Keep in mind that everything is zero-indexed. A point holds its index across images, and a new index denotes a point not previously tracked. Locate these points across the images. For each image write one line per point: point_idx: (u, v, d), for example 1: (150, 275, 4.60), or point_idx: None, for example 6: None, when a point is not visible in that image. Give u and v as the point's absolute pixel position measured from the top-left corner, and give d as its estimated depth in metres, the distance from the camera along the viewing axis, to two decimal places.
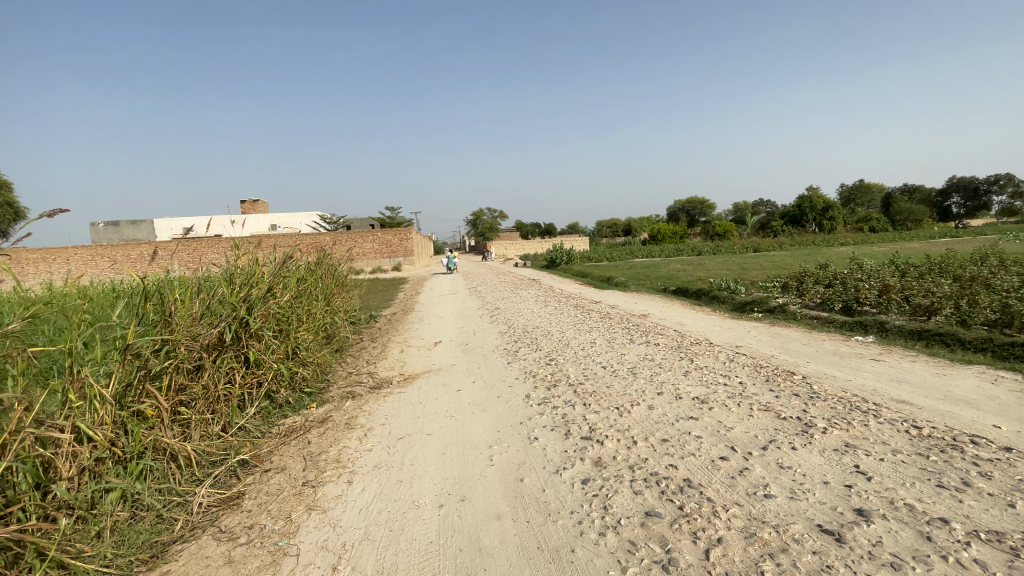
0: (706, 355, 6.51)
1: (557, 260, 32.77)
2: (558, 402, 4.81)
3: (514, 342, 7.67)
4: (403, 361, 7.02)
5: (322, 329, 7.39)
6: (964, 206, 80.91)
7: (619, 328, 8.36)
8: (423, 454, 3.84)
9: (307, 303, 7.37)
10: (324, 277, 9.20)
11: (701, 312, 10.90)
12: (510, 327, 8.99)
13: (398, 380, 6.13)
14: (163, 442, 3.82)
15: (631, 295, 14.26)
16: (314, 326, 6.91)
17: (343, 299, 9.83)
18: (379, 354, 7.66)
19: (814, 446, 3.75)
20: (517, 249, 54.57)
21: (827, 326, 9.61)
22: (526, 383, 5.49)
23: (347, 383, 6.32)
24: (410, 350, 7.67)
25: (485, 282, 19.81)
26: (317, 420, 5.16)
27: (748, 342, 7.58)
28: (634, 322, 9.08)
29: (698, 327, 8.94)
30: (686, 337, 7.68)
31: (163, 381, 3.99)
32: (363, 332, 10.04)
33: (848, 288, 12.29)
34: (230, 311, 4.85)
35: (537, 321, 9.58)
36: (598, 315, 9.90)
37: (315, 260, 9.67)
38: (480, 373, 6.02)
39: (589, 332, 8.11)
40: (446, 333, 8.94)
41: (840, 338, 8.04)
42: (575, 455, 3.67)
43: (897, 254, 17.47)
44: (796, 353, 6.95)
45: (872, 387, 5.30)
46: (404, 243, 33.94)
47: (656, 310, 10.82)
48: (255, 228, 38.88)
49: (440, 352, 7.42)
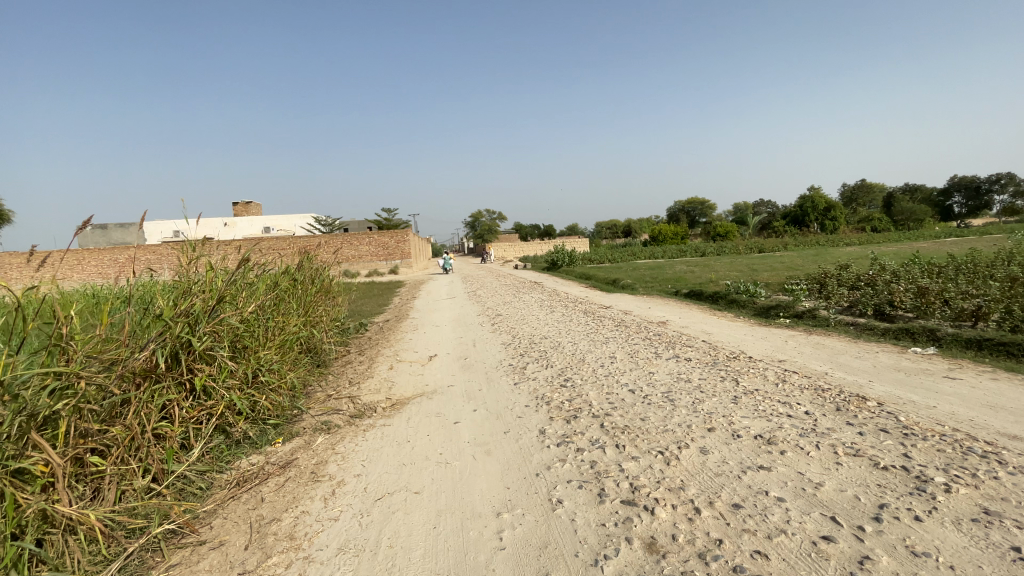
0: (749, 372, 5.48)
1: (558, 261, 31.78)
2: (583, 442, 3.77)
3: (520, 357, 6.63)
4: (391, 381, 5.98)
5: (297, 343, 6.35)
6: (966, 205, 80.19)
7: (640, 338, 7.31)
8: (407, 529, 2.80)
9: (278, 313, 6.33)
10: (304, 283, 8.16)
11: (724, 318, 9.85)
12: (514, 338, 7.93)
13: (383, 408, 5.08)
14: (56, 512, 2.83)
15: (643, 299, 13.18)
16: (285, 341, 5.86)
17: (327, 306, 8.80)
18: (364, 372, 6.61)
19: (944, 515, 2.72)
20: (517, 250, 53.58)
21: (867, 333, 8.59)
22: (539, 413, 4.44)
23: (323, 410, 5.26)
24: (400, 367, 6.61)
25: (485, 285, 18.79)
26: (278, 463, 4.11)
27: (791, 355, 6.54)
28: (655, 330, 8.03)
29: (727, 336, 7.90)
30: (719, 349, 6.64)
31: (57, 428, 3.03)
32: (349, 343, 8.98)
33: (881, 290, 11.27)
34: (165, 329, 3.83)
35: (545, 329, 8.52)
36: (612, 323, 8.86)
37: (296, 264, 8.62)
38: (483, 399, 4.98)
39: (606, 343, 7.06)
40: (443, 344, 7.87)
41: (893, 349, 7.00)
42: (618, 532, 2.64)
43: (920, 254, 16.49)
44: (851, 369, 5.92)
45: (969, 415, 4.27)
46: (400, 245, 32.89)
47: (674, 316, 9.78)
48: (248, 231, 37.87)
49: (435, 369, 6.36)
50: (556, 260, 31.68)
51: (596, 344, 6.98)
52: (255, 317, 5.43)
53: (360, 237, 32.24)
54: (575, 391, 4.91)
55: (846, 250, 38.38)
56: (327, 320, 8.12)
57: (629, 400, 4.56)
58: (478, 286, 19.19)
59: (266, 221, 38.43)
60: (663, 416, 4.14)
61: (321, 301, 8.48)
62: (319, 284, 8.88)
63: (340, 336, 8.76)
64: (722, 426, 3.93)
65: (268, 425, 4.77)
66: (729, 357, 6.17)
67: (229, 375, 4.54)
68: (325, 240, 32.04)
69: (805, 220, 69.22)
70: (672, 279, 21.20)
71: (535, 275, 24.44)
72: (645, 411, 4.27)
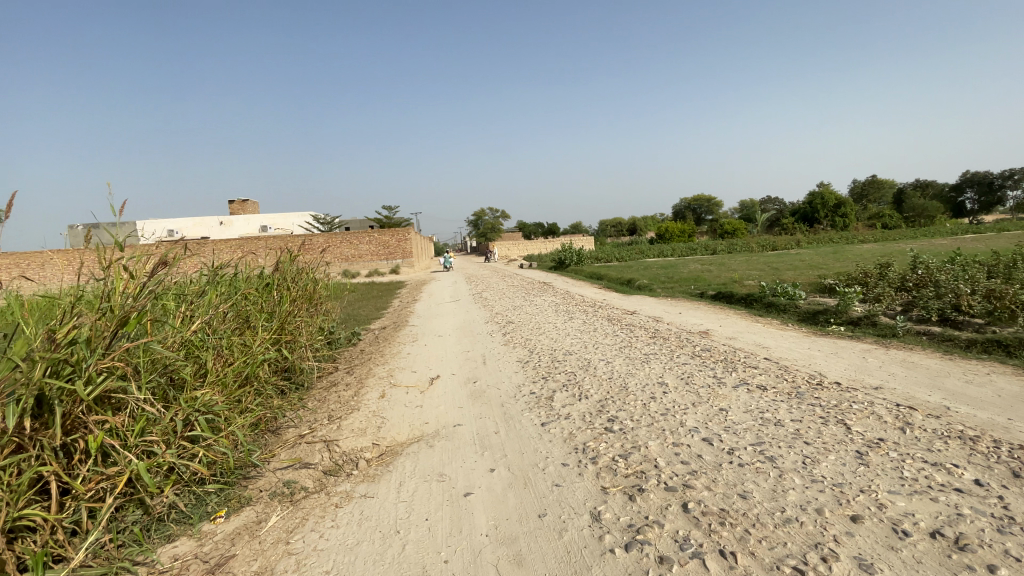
0: (851, 409, 4.15)
1: (565, 261, 30.45)
2: (665, 542, 2.45)
3: (544, 380, 5.31)
4: (381, 415, 4.67)
5: (262, 366, 5.04)
6: (980, 201, 78.40)
7: (687, 356, 5.99)
8: None
9: (237, 329, 5.02)
10: (281, 287, 6.85)
11: (771, 327, 8.51)
12: (532, 353, 6.60)
13: (367, 461, 3.77)
14: None
15: (669, 302, 11.81)
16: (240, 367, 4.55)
17: (311, 315, 7.49)
18: (349, 400, 5.30)
19: None
20: (522, 249, 52.18)
21: (950, 345, 7.24)
22: (585, 481, 3.12)
23: (287, 460, 3.95)
24: (393, 394, 5.28)
25: (492, 287, 17.44)
26: (207, 561, 2.81)
27: (884, 379, 5.20)
28: (701, 345, 6.68)
29: (788, 350, 6.57)
30: (792, 372, 5.30)
31: None
32: (337, 358, 7.66)
33: (944, 292, 9.88)
34: (23, 372, 2.52)
35: (568, 340, 7.18)
36: (646, 333, 7.50)
37: (273, 266, 7.31)
38: (501, 450, 3.66)
39: (648, 362, 5.72)
40: (447, 361, 6.55)
41: (1004, 369, 5.65)
42: None
43: (967, 252, 15.05)
44: (973, 400, 4.58)
45: None
46: (401, 244, 31.59)
47: (714, 324, 8.44)
48: (244, 230, 36.65)
49: (437, 398, 5.05)
50: (564, 259, 30.31)
51: (636, 363, 5.65)
52: (197, 339, 4.14)
53: (359, 236, 30.96)
54: (629, 441, 3.59)
55: (865, 247, 36.88)
56: (308, 332, 6.80)
57: (709, 461, 3.26)
58: (484, 287, 17.86)
59: (263, 219, 37.20)
60: (771, 492, 2.83)
61: (304, 309, 7.15)
62: (303, 289, 7.59)
63: (326, 349, 7.44)
64: (867, 512, 2.62)
65: (208, 490, 3.46)
66: (811, 384, 4.84)
67: (148, 424, 3.25)
68: (324, 239, 30.77)
69: (815, 218, 67.63)
70: (691, 279, 19.78)
71: (542, 275, 23.09)
72: (741, 482, 2.96)
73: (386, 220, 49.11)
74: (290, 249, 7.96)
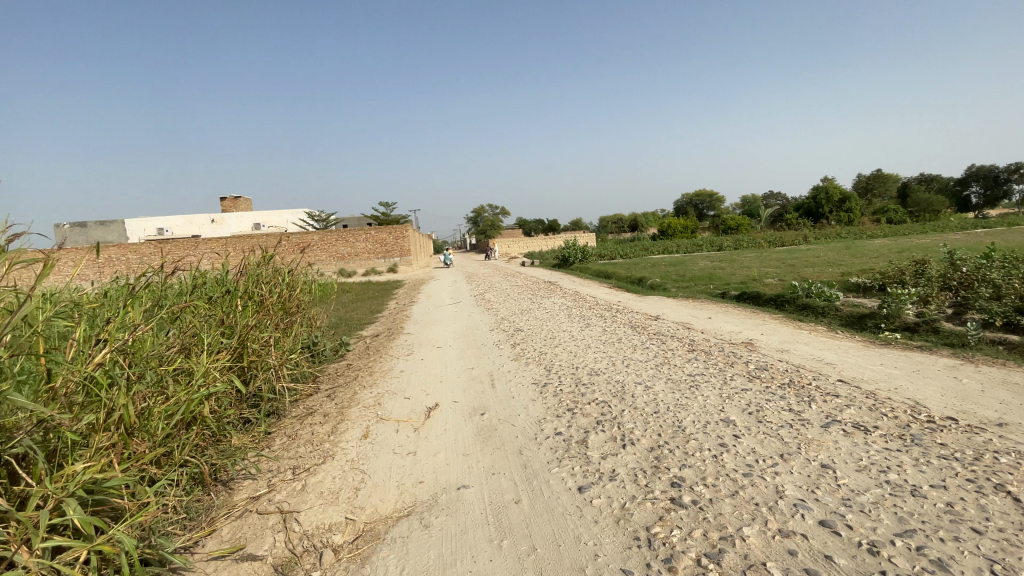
0: (999, 464, 3.07)
1: (569, 258, 29.29)
2: None
3: (571, 413, 4.19)
4: (361, 467, 3.55)
5: (207, 401, 3.91)
6: (986, 196, 77.26)
7: (742, 378, 4.87)
8: None
9: (176, 354, 3.91)
10: (248, 295, 5.71)
11: (820, 336, 7.39)
12: (550, 372, 5.48)
13: (336, 550, 2.65)
14: None
15: (692, 304, 10.69)
16: (165, 410, 3.42)
17: (287, 328, 6.35)
18: (324, 441, 4.18)
19: None
20: (522, 247, 51.01)
21: None
22: None
23: (225, 545, 2.82)
24: (378, 432, 4.16)
25: (495, 287, 16.30)
26: None
27: (1003, 411, 4.11)
28: (752, 362, 5.56)
29: (858, 367, 5.47)
30: (883, 405, 4.19)
31: None
32: (317, 376, 6.53)
33: (1007, 294, 8.78)
34: None
35: (591, 354, 6.05)
36: (681, 345, 6.36)
37: (239, 269, 6.16)
38: (526, 539, 2.54)
39: (697, 388, 4.59)
40: (447, 383, 5.43)
41: None
42: None
43: (1008, 249, 13.93)
44: None
45: None
46: (399, 242, 30.41)
47: (754, 333, 7.33)
48: (236, 228, 35.42)
49: (435, 439, 3.92)
50: (568, 256, 29.09)
51: (683, 391, 4.52)
52: (102, 378, 3.02)
53: (355, 233, 29.77)
54: (714, 527, 2.49)
55: (878, 242, 35.72)
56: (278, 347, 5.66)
57: (848, 569, 2.17)
58: (486, 288, 16.67)
59: (256, 216, 35.98)
60: None
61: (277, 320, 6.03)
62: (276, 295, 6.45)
63: (304, 366, 6.32)
64: None
65: None
66: (920, 422, 3.74)
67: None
68: (318, 237, 29.59)
69: (820, 213, 66.40)
70: (704, 277, 18.63)
71: (546, 273, 21.87)
72: None
73: (384, 217, 47.83)
74: (263, 248, 6.83)
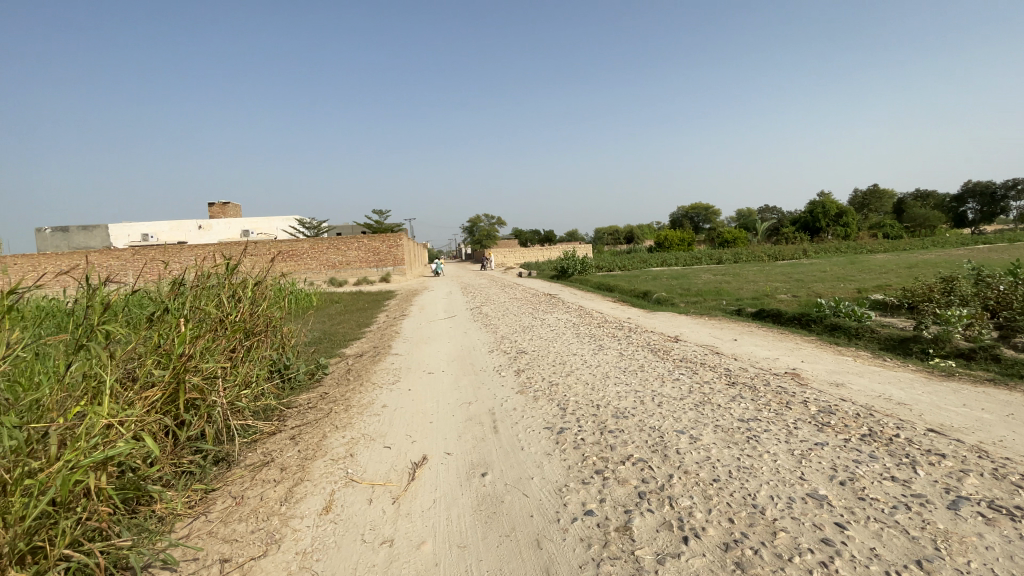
0: None
1: (568, 270, 28.41)
2: None
3: (601, 477, 3.19)
4: (315, 566, 2.51)
5: (110, 463, 2.88)
6: (981, 212, 77.41)
7: (809, 427, 3.90)
8: None
9: (72, 399, 2.89)
10: (200, 313, 4.71)
11: (869, 364, 6.44)
12: (565, 411, 4.49)
13: None
14: None
15: (710, 323, 9.75)
16: (36, 485, 2.42)
17: (248, 352, 5.33)
18: (274, 513, 3.14)
19: None
20: (519, 257, 50.22)
21: None
22: None
23: None
24: (346, 503, 3.13)
25: (493, 299, 15.32)
26: None
27: None
28: (810, 402, 4.58)
29: (939, 410, 4.53)
30: (1006, 471, 3.24)
31: None
32: (282, 411, 5.48)
33: None
34: None
35: (612, 388, 5.05)
36: (717, 376, 5.38)
37: (192, 282, 5.19)
38: None
39: (757, 443, 3.62)
40: (439, 424, 4.40)
41: None
42: None
43: None
44: None
45: None
46: (391, 251, 29.39)
47: (795, 360, 6.38)
48: (225, 234, 34.29)
49: (421, 518, 2.90)
50: (567, 268, 28.22)
51: (742, 446, 3.55)
52: None
53: (347, 241, 28.77)
54: None
55: (881, 257, 35.10)
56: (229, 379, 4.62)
57: None
58: (484, 300, 15.66)
59: (244, 223, 34.83)
60: None
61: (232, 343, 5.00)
62: (234, 313, 5.41)
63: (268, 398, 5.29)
64: None
65: None
66: None
67: None
68: (308, 245, 28.52)
69: (817, 227, 66.18)
70: (712, 291, 17.72)
71: (545, 286, 20.87)
72: None
73: (377, 225, 46.79)
74: (224, 257, 5.85)
